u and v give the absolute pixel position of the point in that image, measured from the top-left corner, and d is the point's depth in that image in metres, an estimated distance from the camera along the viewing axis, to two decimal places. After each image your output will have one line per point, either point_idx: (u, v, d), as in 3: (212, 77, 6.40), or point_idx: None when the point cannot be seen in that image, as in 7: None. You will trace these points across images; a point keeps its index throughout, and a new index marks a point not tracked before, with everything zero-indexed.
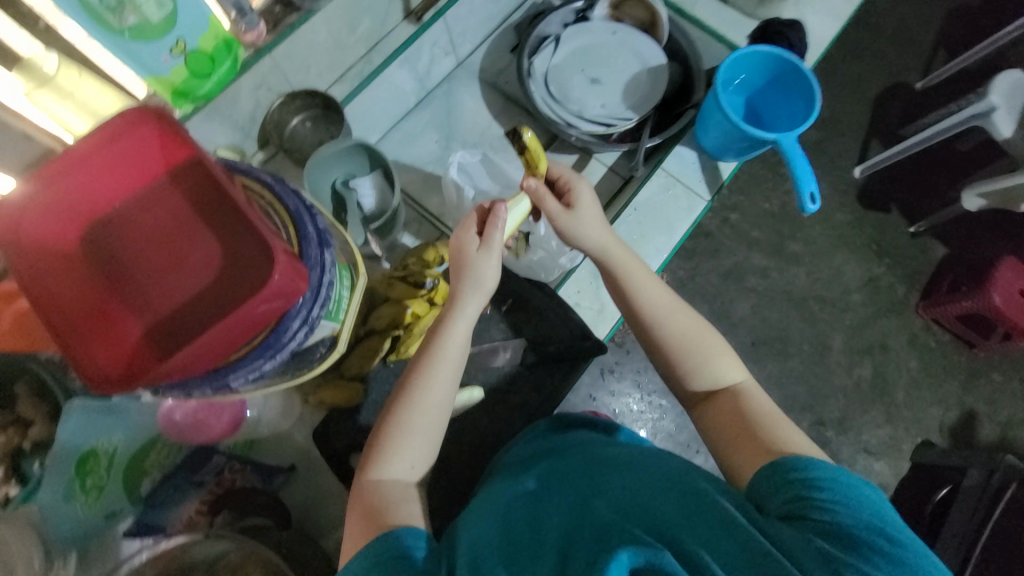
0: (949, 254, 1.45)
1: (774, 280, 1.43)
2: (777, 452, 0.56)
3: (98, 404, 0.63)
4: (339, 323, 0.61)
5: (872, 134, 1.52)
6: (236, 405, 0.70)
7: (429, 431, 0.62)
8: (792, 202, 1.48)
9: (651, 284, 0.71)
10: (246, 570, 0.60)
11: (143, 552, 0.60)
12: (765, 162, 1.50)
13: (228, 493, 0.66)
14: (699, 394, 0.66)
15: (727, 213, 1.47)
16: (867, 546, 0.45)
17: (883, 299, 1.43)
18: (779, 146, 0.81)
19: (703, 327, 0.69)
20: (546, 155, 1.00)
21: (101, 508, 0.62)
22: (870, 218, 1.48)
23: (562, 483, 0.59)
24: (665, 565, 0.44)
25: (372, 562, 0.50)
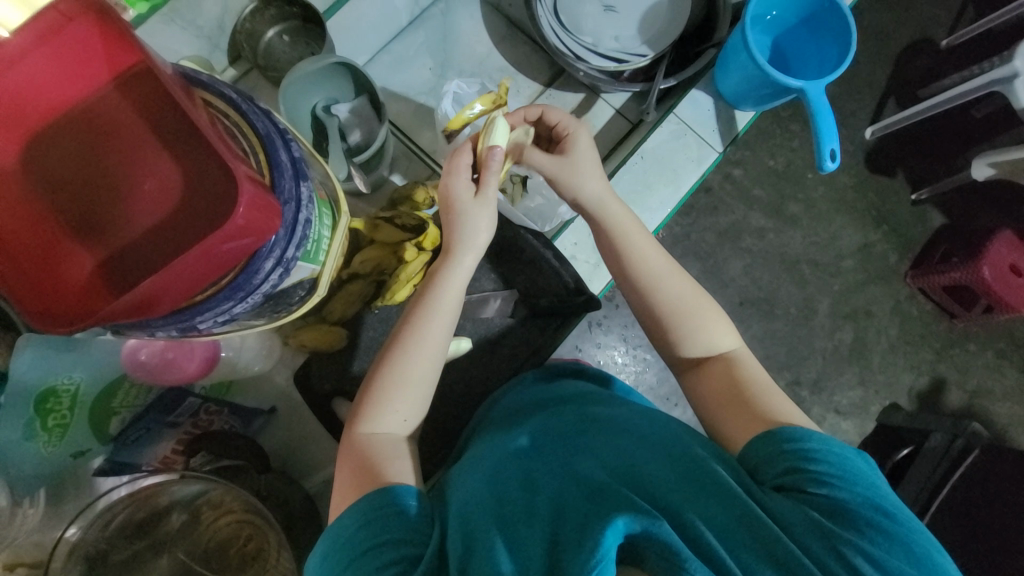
0: (948, 224, 1.42)
1: (770, 241, 1.40)
2: (770, 422, 0.55)
3: (51, 338, 0.57)
4: (318, 265, 0.56)
5: (890, 92, 1.43)
6: (209, 344, 0.66)
7: (419, 384, 0.59)
8: (798, 159, 1.42)
9: (647, 245, 0.67)
10: (228, 505, 0.61)
11: (122, 489, 0.60)
12: (776, 116, 1.42)
13: (205, 436, 0.63)
14: (691, 360, 0.64)
15: (731, 168, 1.41)
16: (864, 520, 0.46)
17: (874, 265, 1.42)
18: (805, 97, 0.74)
19: (698, 295, 0.66)
20: (548, 92, 0.92)
21: (67, 447, 0.59)
22: (875, 182, 1.43)
23: (556, 442, 0.58)
24: (662, 534, 0.43)
25: (369, 516, 0.50)
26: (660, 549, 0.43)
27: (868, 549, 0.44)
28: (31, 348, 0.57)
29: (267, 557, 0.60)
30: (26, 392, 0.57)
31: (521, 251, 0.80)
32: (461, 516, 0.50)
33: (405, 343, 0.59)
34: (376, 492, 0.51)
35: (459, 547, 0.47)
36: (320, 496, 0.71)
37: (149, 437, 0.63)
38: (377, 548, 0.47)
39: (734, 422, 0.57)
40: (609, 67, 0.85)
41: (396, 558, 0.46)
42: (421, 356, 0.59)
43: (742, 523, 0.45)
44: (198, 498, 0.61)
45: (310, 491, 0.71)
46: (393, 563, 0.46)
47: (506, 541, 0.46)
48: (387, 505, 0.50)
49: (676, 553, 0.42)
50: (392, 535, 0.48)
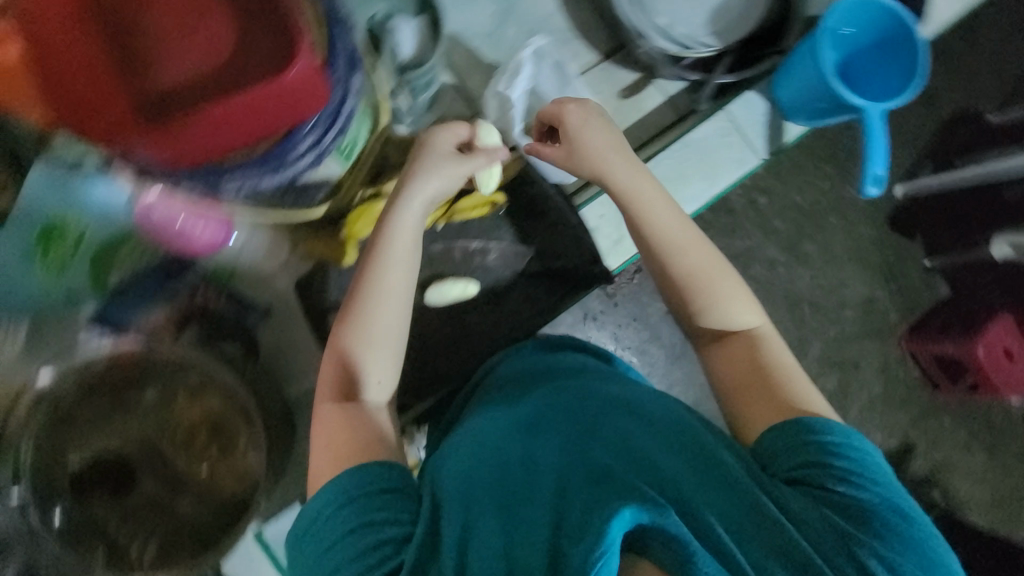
0: (950, 298, 1.42)
1: (778, 275, 1.38)
2: (791, 410, 0.55)
3: (63, 162, 0.48)
4: (345, 169, 0.58)
5: (926, 157, 1.42)
6: (223, 227, 0.60)
7: (386, 348, 0.61)
8: (823, 202, 1.40)
9: (667, 211, 0.66)
10: (209, 395, 0.63)
11: (103, 343, 0.60)
12: (813, 153, 1.39)
13: (199, 312, 0.64)
14: (712, 334, 0.63)
15: (756, 195, 1.37)
16: (879, 521, 0.46)
17: (873, 321, 1.41)
18: (861, 117, 0.72)
19: (719, 265, 0.65)
20: (605, 66, 0.90)
21: (62, 286, 0.55)
22: (891, 241, 1.42)
23: (555, 417, 0.57)
24: (669, 526, 0.43)
25: (346, 497, 0.50)
26: (666, 540, 0.42)
27: (882, 551, 0.44)
28: (41, 169, 0.49)
29: (236, 443, 0.63)
30: (31, 215, 0.50)
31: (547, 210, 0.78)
32: (461, 496, 0.50)
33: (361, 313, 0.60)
34: (360, 466, 0.52)
35: (456, 533, 0.47)
36: (298, 408, 0.68)
37: (144, 299, 0.61)
38: (366, 527, 0.48)
39: (763, 407, 0.57)
40: (671, 49, 0.84)
41: (383, 540, 0.47)
42: (382, 316, 0.61)
43: (754, 515, 0.46)
44: (176, 377, 0.62)
45: (289, 399, 0.68)
46: (383, 542, 0.47)
47: (507, 524, 0.46)
48: (369, 483, 0.51)
49: (685, 546, 0.42)
50: (383, 513, 0.49)
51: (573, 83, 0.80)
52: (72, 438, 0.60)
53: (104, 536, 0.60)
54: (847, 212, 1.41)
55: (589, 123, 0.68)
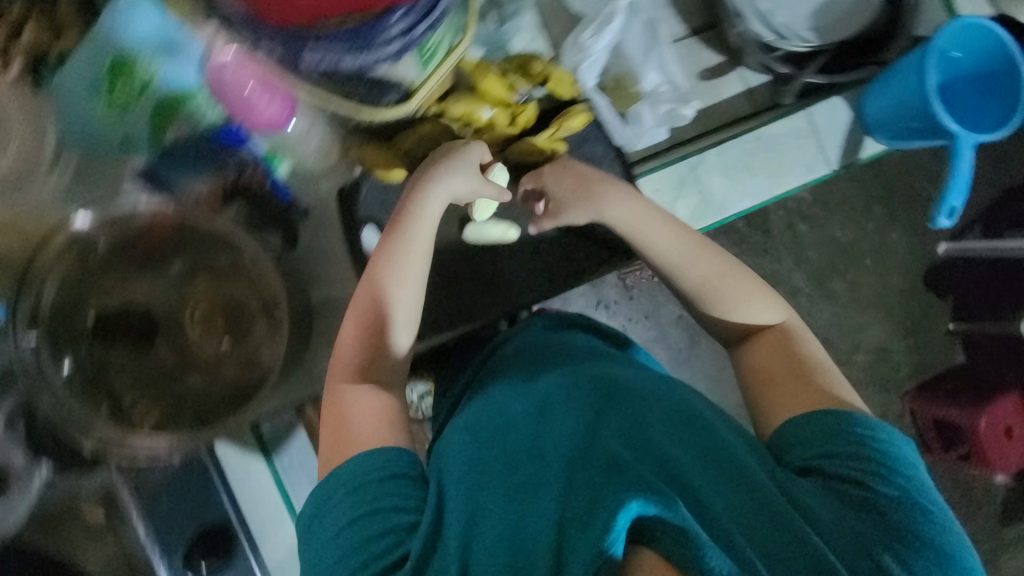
0: (964, 365, 1.29)
1: (800, 305, 1.25)
2: (821, 399, 0.55)
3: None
4: (421, 76, 0.56)
5: (976, 220, 1.29)
6: (280, 116, 0.58)
7: (398, 327, 0.60)
8: (863, 242, 1.27)
9: (667, 229, 0.65)
10: (240, 273, 0.63)
11: (141, 199, 0.58)
12: (866, 192, 1.26)
13: (243, 188, 0.61)
14: (735, 335, 0.64)
15: (796, 221, 1.25)
16: (896, 515, 0.46)
17: (884, 370, 1.27)
18: (952, 144, 0.69)
19: (731, 269, 0.64)
20: (692, 41, 0.85)
21: (120, 127, 0.54)
22: (922, 297, 1.29)
23: (568, 403, 0.56)
24: (676, 519, 0.41)
25: (353, 484, 0.51)
26: (676, 533, 0.40)
27: (899, 552, 0.44)
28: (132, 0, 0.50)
29: (253, 328, 0.64)
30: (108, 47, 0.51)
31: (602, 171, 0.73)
32: (464, 486, 0.50)
33: (371, 301, 0.59)
34: (372, 452, 0.52)
35: (459, 528, 0.46)
36: (317, 312, 0.67)
37: (192, 162, 0.58)
38: (371, 516, 0.48)
39: (794, 396, 0.56)
40: (766, 36, 0.77)
41: (392, 527, 0.48)
42: (398, 303, 0.60)
43: (766, 514, 0.44)
44: (212, 249, 0.62)
45: (312, 302, 0.67)
46: (388, 531, 0.48)
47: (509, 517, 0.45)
48: (375, 470, 0.51)
49: (693, 539, 0.39)
50: (393, 501, 0.50)
51: (661, 47, 0.75)
52: (98, 290, 0.60)
53: (111, 394, 0.60)
54: (887, 255, 1.28)
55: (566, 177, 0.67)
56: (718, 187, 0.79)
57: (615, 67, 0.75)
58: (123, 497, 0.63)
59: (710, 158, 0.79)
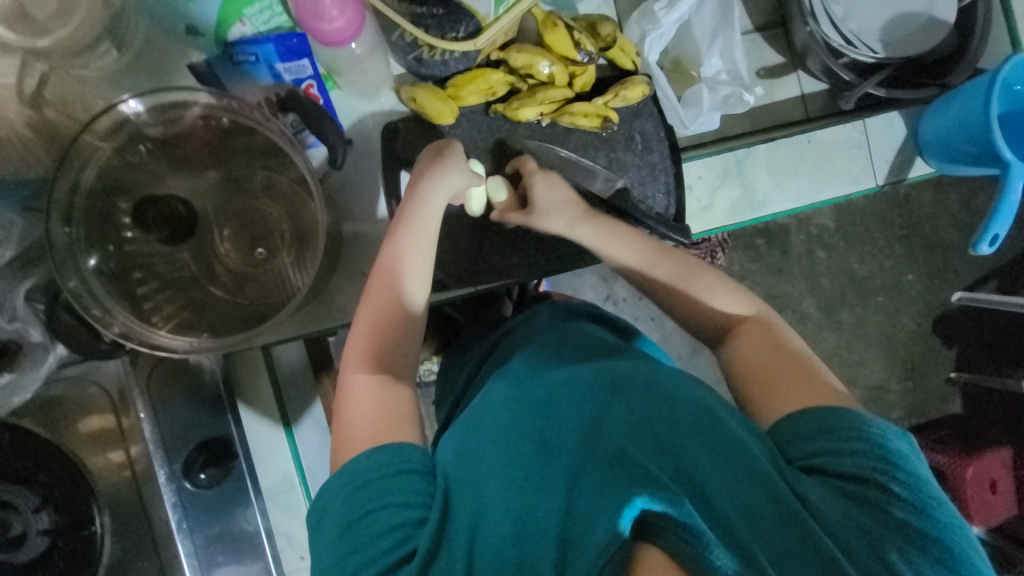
0: (956, 414, 1.28)
1: (805, 329, 1.24)
2: (821, 397, 0.51)
3: None
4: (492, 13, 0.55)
5: (998, 272, 1.26)
6: (337, 35, 0.54)
7: (411, 320, 0.58)
8: (880, 277, 1.25)
9: (632, 237, 0.64)
10: (280, 184, 0.63)
11: (199, 98, 0.56)
12: (889, 228, 1.24)
13: (294, 97, 0.56)
14: (721, 331, 0.61)
15: (817, 246, 1.23)
16: (904, 513, 0.43)
17: (878, 409, 1.27)
18: (1004, 172, 0.69)
19: (695, 269, 0.63)
20: (755, 37, 0.83)
21: (191, 14, 0.58)
22: (928, 340, 1.28)
23: (573, 389, 0.51)
24: (684, 517, 0.38)
25: (357, 481, 0.47)
26: (681, 530, 0.37)
27: (907, 551, 0.40)
28: None
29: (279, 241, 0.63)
30: None
31: (649, 150, 0.74)
32: (466, 477, 0.47)
33: (387, 283, 0.57)
34: (375, 450, 0.49)
35: (465, 524, 0.43)
36: (346, 243, 0.68)
37: (248, 70, 0.58)
38: (376, 511, 0.45)
39: (786, 396, 0.52)
40: (834, 39, 0.76)
41: (398, 523, 0.45)
42: (412, 291, 0.58)
43: (775, 509, 0.40)
44: (262, 156, 0.62)
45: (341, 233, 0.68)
46: (398, 526, 0.44)
47: (513, 512, 0.42)
48: (381, 466, 0.48)
49: (699, 535, 0.37)
50: (391, 498, 0.46)
51: (733, 28, 0.71)
52: (134, 184, 0.60)
53: (133, 293, 0.59)
54: (902, 293, 1.26)
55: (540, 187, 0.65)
56: (761, 183, 0.78)
57: (676, 49, 0.75)
58: (135, 399, 0.62)
59: (758, 153, 0.78)
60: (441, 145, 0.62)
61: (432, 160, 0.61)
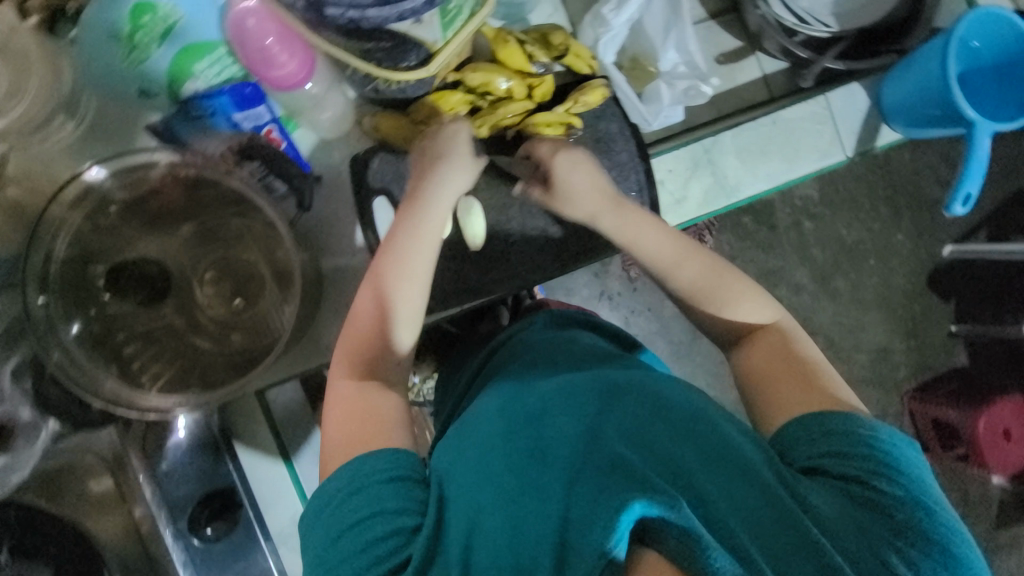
0: (964, 367, 1.27)
1: (802, 302, 1.24)
2: (833, 401, 0.52)
3: None
4: (441, 39, 0.54)
5: (984, 223, 1.27)
6: (294, 79, 0.55)
7: (405, 326, 0.59)
8: (868, 241, 1.26)
9: (656, 230, 0.63)
10: (251, 232, 0.62)
11: (160, 156, 0.57)
12: (871, 192, 1.25)
13: (258, 146, 0.58)
14: (733, 335, 0.61)
15: (803, 218, 1.24)
16: (904, 515, 0.44)
17: (885, 372, 1.26)
18: (970, 131, 0.69)
19: (723, 271, 0.62)
20: (709, 26, 0.84)
21: (138, 75, 0.54)
22: (925, 297, 1.27)
23: (568, 395, 0.51)
24: (682, 519, 0.39)
25: (354, 485, 0.48)
26: (679, 533, 0.38)
27: (905, 551, 0.42)
28: None
29: (261, 286, 0.63)
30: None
31: (619, 151, 0.73)
32: (466, 487, 0.47)
33: (391, 284, 0.57)
34: (368, 454, 0.49)
35: (460, 529, 0.44)
36: (326, 280, 0.68)
37: (204, 124, 0.57)
38: (369, 519, 0.45)
39: (800, 396, 0.53)
40: (788, 20, 0.76)
41: (394, 530, 0.45)
42: (401, 298, 0.58)
43: (773, 509, 0.42)
44: (229, 207, 0.62)
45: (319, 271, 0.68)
46: (389, 535, 0.45)
47: (510, 517, 0.42)
48: (376, 471, 0.48)
49: (698, 539, 0.38)
50: (385, 505, 0.46)
51: (685, 21, 0.71)
52: (108, 247, 0.59)
53: (118, 355, 0.60)
54: (892, 255, 1.26)
55: (570, 171, 0.64)
56: (732, 169, 0.79)
57: (634, 49, 0.76)
58: (132, 461, 0.63)
59: (724, 140, 0.78)
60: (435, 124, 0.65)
61: (441, 159, 0.62)
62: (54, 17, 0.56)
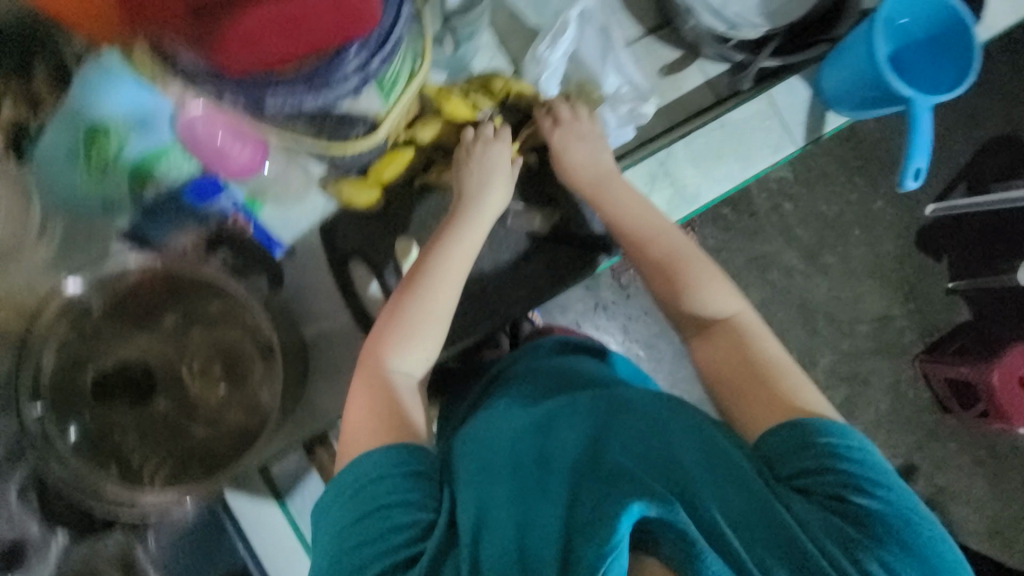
0: (968, 321, 1.26)
1: (795, 282, 1.25)
2: (792, 410, 0.55)
3: (98, 70, 0.48)
4: (385, 108, 0.57)
5: (961, 176, 1.27)
6: (251, 163, 0.60)
7: (432, 326, 0.62)
8: (850, 213, 1.26)
9: (636, 205, 0.69)
10: (228, 320, 0.64)
11: (132, 260, 0.60)
12: (844, 165, 1.26)
13: (229, 234, 0.63)
14: (694, 326, 0.64)
15: (782, 200, 1.25)
16: (879, 525, 0.48)
17: (888, 338, 1.26)
18: (909, 109, 0.71)
19: (695, 257, 0.66)
20: (648, 41, 0.86)
21: (100, 191, 0.56)
22: (916, 259, 1.27)
23: (572, 413, 0.56)
24: (676, 522, 0.44)
25: (360, 482, 0.52)
26: (675, 537, 0.43)
27: (881, 554, 0.46)
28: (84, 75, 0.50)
29: (248, 370, 0.64)
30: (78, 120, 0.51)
31: None
32: (478, 480, 0.50)
33: (444, 290, 0.63)
34: (394, 447, 0.53)
35: (469, 522, 0.47)
36: (313, 347, 0.70)
37: (174, 220, 0.61)
38: (388, 508, 0.49)
39: (768, 410, 0.56)
40: (718, 28, 0.81)
41: (408, 523, 0.49)
42: (438, 300, 0.62)
43: (761, 517, 0.46)
44: (205, 300, 0.64)
45: (305, 338, 0.69)
46: (408, 525, 0.49)
47: (518, 513, 0.46)
48: (394, 466, 0.52)
49: (693, 544, 0.43)
50: (404, 494, 0.50)
51: (617, 48, 0.77)
52: (93, 353, 0.61)
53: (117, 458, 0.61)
54: (876, 222, 1.27)
55: (572, 145, 0.72)
56: (689, 177, 0.81)
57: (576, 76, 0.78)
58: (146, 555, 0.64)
59: (677, 151, 0.81)
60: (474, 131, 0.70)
61: (475, 193, 0.68)
62: (16, 141, 0.57)
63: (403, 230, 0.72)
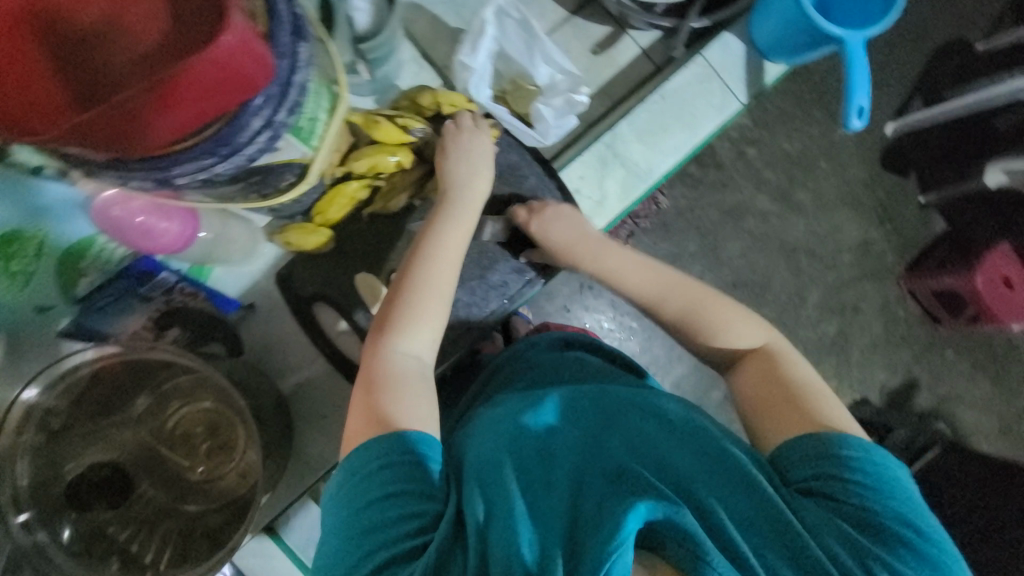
0: (947, 231, 1.26)
1: (772, 226, 1.24)
2: (823, 426, 0.55)
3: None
4: (310, 149, 0.54)
5: (916, 89, 1.26)
6: (182, 234, 0.56)
7: (434, 310, 0.61)
8: (813, 147, 1.25)
9: (637, 266, 0.69)
10: (199, 392, 0.63)
11: (88, 352, 0.56)
12: (799, 100, 1.24)
13: (177, 313, 0.62)
14: (728, 359, 0.65)
15: (744, 145, 1.23)
16: (889, 534, 0.48)
17: (871, 263, 1.26)
18: (845, 48, 0.71)
19: (716, 299, 0.67)
20: (576, 21, 0.84)
21: (32, 300, 0.55)
22: (886, 179, 1.27)
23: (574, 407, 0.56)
24: (684, 523, 0.43)
25: (365, 470, 0.50)
26: (679, 537, 0.43)
27: (890, 561, 0.46)
28: None
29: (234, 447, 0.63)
30: None
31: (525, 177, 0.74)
32: (478, 473, 0.49)
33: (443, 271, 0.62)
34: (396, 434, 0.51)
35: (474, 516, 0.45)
36: (293, 399, 0.69)
37: (117, 306, 0.61)
38: (396, 497, 0.48)
39: (792, 420, 0.57)
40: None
41: (416, 513, 0.47)
42: (434, 273, 0.62)
43: (768, 522, 0.47)
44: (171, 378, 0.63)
45: (283, 392, 0.68)
46: (416, 514, 0.47)
47: (524, 499, 0.45)
48: (405, 452, 0.50)
49: (699, 545, 0.42)
50: (407, 485, 0.49)
51: (541, 39, 0.74)
52: (66, 453, 0.60)
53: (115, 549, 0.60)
54: (839, 151, 1.26)
55: (553, 226, 0.70)
56: (639, 154, 0.78)
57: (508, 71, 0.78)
58: None
59: (622, 131, 0.78)
60: (455, 121, 0.69)
61: (454, 188, 0.66)
62: None
63: (360, 262, 0.71)
